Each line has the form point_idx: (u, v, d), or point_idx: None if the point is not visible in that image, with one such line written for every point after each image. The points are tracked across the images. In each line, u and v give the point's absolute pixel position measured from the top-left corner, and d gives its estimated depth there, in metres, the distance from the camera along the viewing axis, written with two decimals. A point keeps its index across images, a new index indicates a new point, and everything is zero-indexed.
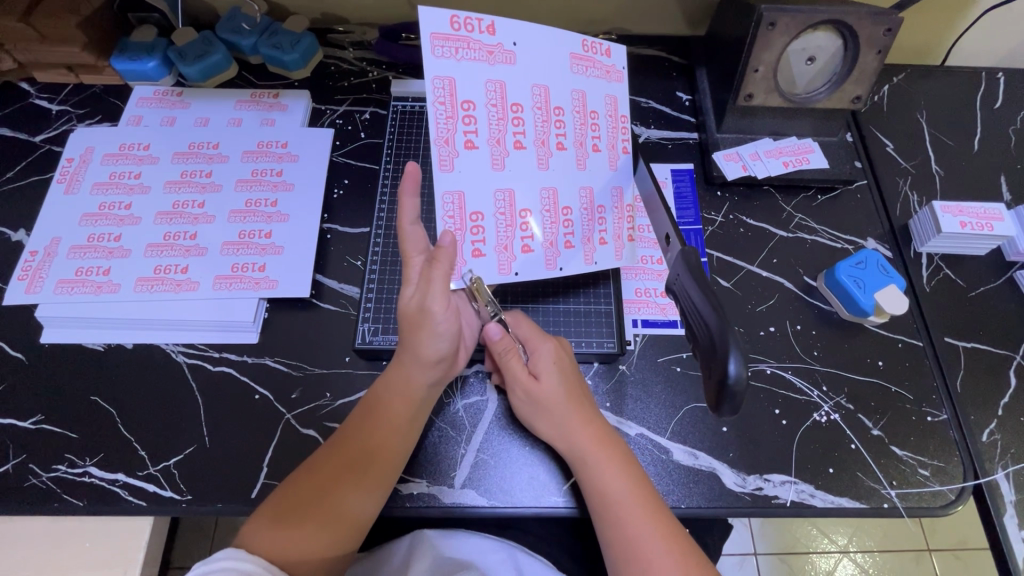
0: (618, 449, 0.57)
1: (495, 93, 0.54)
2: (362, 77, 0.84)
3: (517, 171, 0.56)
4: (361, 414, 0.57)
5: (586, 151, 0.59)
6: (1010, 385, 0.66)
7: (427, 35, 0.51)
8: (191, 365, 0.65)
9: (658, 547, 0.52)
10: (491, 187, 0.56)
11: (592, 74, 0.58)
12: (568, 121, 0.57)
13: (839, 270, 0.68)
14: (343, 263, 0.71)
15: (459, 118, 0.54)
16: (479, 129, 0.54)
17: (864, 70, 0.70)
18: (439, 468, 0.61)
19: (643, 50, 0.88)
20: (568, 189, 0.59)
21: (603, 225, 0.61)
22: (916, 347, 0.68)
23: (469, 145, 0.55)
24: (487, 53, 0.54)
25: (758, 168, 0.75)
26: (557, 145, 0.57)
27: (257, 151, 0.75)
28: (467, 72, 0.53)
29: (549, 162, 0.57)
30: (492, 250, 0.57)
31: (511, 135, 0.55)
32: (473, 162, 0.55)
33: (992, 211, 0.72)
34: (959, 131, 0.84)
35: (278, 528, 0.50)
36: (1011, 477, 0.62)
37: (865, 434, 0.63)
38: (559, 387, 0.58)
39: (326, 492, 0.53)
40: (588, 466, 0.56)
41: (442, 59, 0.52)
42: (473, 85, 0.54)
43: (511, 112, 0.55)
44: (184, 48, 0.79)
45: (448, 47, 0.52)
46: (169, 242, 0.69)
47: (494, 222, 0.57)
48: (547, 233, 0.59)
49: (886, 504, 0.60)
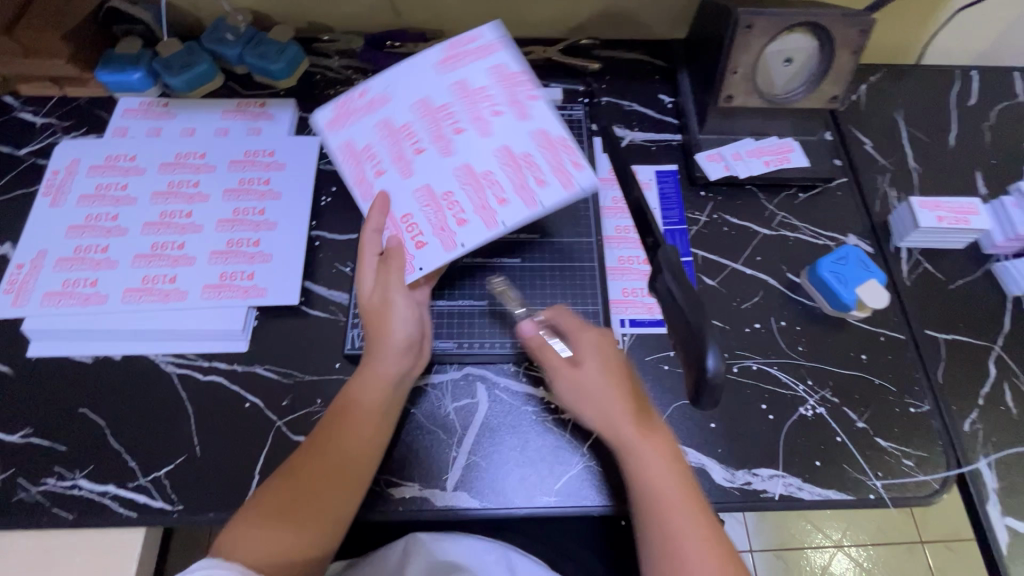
0: (664, 443, 0.56)
1: (382, 129, 0.66)
2: (348, 85, 0.85)
3: (433, 171, 0.63)
4: (334, 415, 0.57)
5: (495, 122, 0.64)
6: (990, 375, 0.68)
7: (320, 126, 0.67)
8: (180, 374, 0.65)
9: (696, 545, 0.51)
10: (423, 184, 0.63)
11: (464, 64, 0.67)
12: (466, 108, 0.65)
13: (821, 265, 0.69)
14: (331, 270, 0.71)
15: (363, 162, 0.65)
16: (380, 161, 0.64)
17: (840, 71, 0.72)
18: (431, 472, 0.61)
19: (626, 54, 0.89)
20: (490, 159, 0.63)
21: (540, 168, 0.61)
22: (898, 340, 0.69)
23: (380, 174, 0.64)
24: (365, 107, 0.67)
25: (740, 167, 0.77)
26: (457, 128, 0.64)
27: (244, 160, 0.75)
28: (357, 128, 0.66)
29: (465, 142, 0.64)
30: (465, 217, 0.60)
31: (411, 147, 0.64)
32: (390, 182, 0.63)
33: (967, 206, 0.73)
34: (935, 128, 0.86)
35: (265, 540, 0.50)
36: (994, 465, 0.63)
37: (850, 427, 0.64)
38: (602, 377, 0.58)
39: (312, 500, 0.53)
40: (634, 457, 0.55)
41: (334, 129, 0.66)
42: (363, 133, 0.66)
43: (402, 133, 0.65)
44: (169, 59, 0.79)
45: (338, 121, 0.67)
46: (157, 252, 0.69)
47: (449, 202, 0.61)
48: (478, 201, 0.61)
49: (872, 495, 0.61)
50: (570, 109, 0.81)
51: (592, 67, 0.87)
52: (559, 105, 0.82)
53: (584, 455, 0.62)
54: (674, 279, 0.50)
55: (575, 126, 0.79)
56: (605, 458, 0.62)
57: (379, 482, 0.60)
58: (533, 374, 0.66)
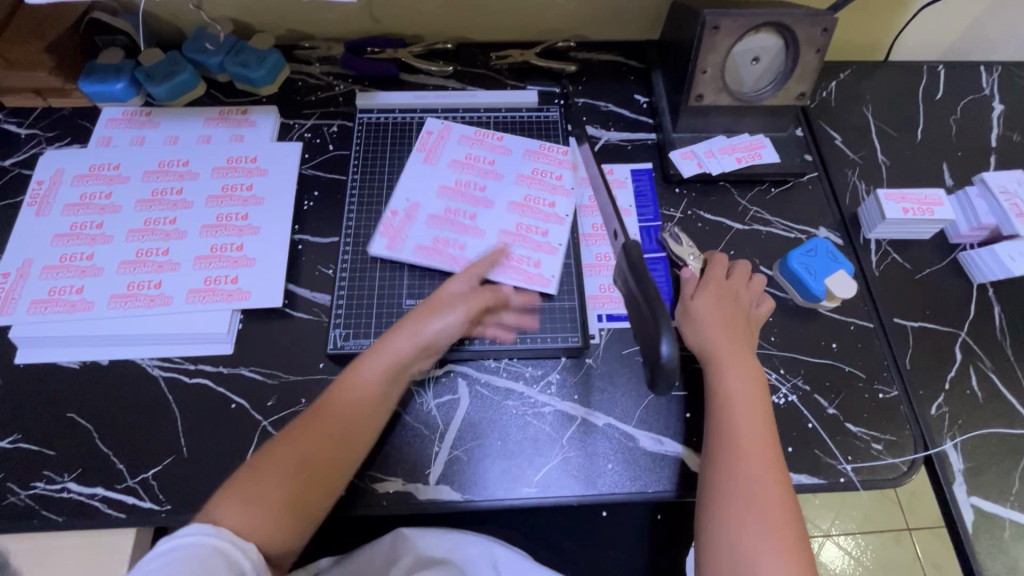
0: (749, 365, 0.62)
1: (433, 224, 0.72)
2: (329, 91, 0.86)
3: (497, 221, 0.73)
4: (339, 386, 0.59)
5: (496, 163, 0.77)
6: (956, 361, 0.70)
7: (386, 252, 0.70)
8: (167, 378, 0.66)
9: (757, 458, 0.55)
10: (509, 224, 0.73)
11: (441, 147, 0.78)
12: (472, 172, 0.76)
13: (791, 258, 0.71)
14: (314, 272, 0.73)
15: (449, 252, 0.70)
16: (460, 243, 0.71)
17: (806, 68, 0.74)
18: (414, 466, 0.62)
19: (602, 55, 0.91)
20: (522, 188, 0.75)
21: (551, 170, 0.77)
22: (867, 328, 0.71)
23: (468, 247, 0.71)
24: (403, 216, 0.73)
25: (713, 164, 0.79)
26: (483, 182, 0.75)
27: (227, 166, 0.77)
28: (414, 235, 0.72)
29: (499, 184, 0.75)
30: (546, 226, 0.73)
31: (470, 219, 0.73)
32: (483, 245, 0.71)
33: (932, 197, 0.75)
34: (903, 123, 0.88)
35: (261, 507, 0.50)
36: (960, 446, 0.65)
37: (821, 413, 0.66)
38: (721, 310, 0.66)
39: (310, 471, 0.54)
40: (719, 370, 0.62)
41: (398, 248, 0.71)
42: (423, 234, 0.72)
43: (450, 217, 0.73)
44: (151, 69, 0.81)
45: (393, 241, 0.71)
46: (142, 259, 0.70)
47: (536, 222, 0.73)
48: (541, 215, 0.74)
49: (842, 478, 0.63)
50: (546, 111, 0.83)
51: (569, 70, 0.88)
52: (536, 107, 0.83)
53: (564, 447, 0.64)
54: (632, 269, 0.51)
55: (549, 127, 0.82)
56: (583, 449, 0.64)
57: (362, 477, 0.62)
58: (513, 369, 0.68)
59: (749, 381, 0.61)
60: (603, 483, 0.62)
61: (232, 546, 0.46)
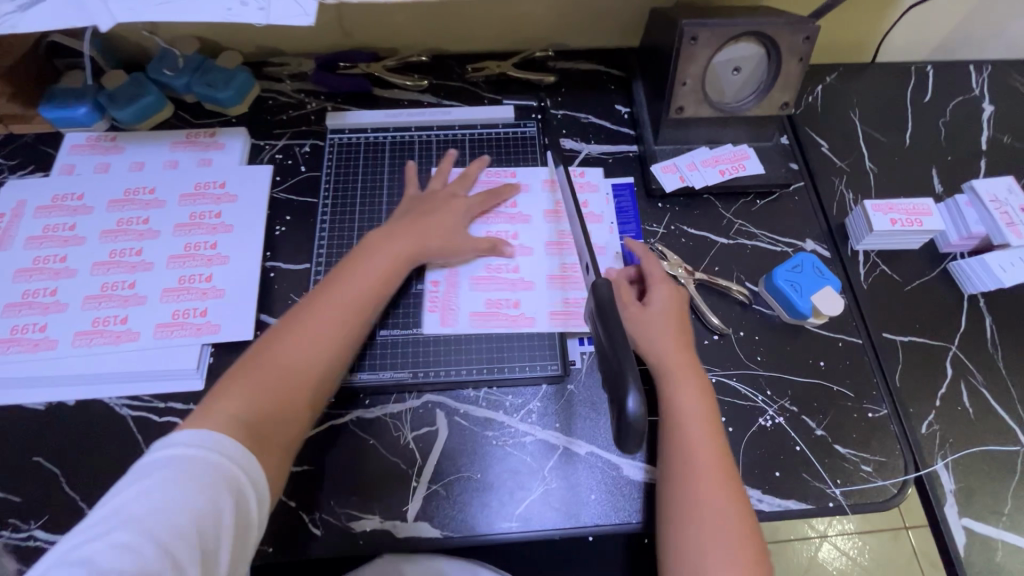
0: (697, 380, 0.61)
1: (482, 288, 0.70)
2: (300, 109, 0.84)
3: (540, 266, 0.71)
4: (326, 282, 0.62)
5: (518, 204, 0.75)
6: (947, 376, 0.68)
7: (443, 329, 0.67)
8: (136, 417, 0.64)
9: (708, 475, 0.55)
10: (552, 267, 0.71)
11: None
12: (499, 221, 0.74)
13: (776, 275, 0.69)
14: (287, 302, 0.71)
15: (506, 312, 0.68)
16: (514, 300, 0.69)
17: (789, 77, 0.72)
18: (391, 503, 0.61)
19: (582, 64, 0.89)
20: (553, 227, 0.74)
21: (575, 198, 0.76)
22: (855, 345, 0.69)
23: (518, 303, 0.69)
24: (447, 284, 0.70)
25: (696, 177, 0.77)
26: (516, 228, 0.74)
27: (195, 193, 0.75)
28: (466, 303, 0.69)
29: (530, 226, 0.74)
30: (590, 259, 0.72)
31: (516, 273, 0.71)
32: (534, 297, 0.69)
33: (921, 207, 0.73)
34: (891, 127, 0.86)
35: (253, 396, 0.53)
36: (951, 466, 0.64)
37: (809, 435, 0.65)
38: (665, 309, 0.65)
39: (302, 362, 0.56)
40: (671, 389, 0.61)
41: (453, 323, 0.68)
42: (475, 300, 0.69)
43: (497, 276, 0.71)
44: (115, 92, 0.78)
45: (444, 315, 0.68)
46: (107, 293, 0.68)
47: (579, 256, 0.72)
48: (581, 249, 0.73)
49: (831, 503, 0.62)
50: (523, 126, 0.82)
51: (548, 80, 0.86)
52: (513, 123, 0.82)
53: (545, 478, 0.62)
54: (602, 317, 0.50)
55: (527, 143, 0.80)
56: (565, 479, 0.62)
57: (338, 516, 0.60)
58: (492, 399, 0.66)
59: (701, 397, 0.60)
60: (586, 515, 0.60)
61: (229, 464, 0.47)
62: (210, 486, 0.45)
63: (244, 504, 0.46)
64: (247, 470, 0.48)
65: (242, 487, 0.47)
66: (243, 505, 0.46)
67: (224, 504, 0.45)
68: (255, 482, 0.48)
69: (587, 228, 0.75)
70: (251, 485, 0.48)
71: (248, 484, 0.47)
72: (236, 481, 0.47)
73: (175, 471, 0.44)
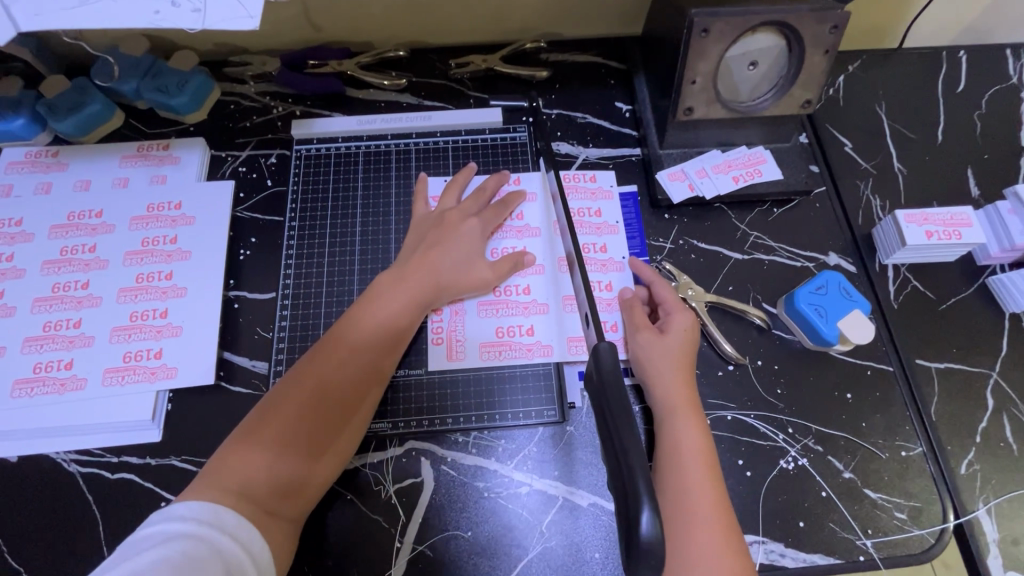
0: (702, 420, 0.55)
1: (489, 314, 0.63)
2: (266, 114, 0.75)
3: (551, 286, 0.65)
4: (335, 333, 0.56)
5: (525, 215, 0.68)
6: (988, 407, 0.61)
7: (450, 364, 0.61)
8: (85, 474, 0.57)
9: (712, 538, 0.48)
10: (565, 286, 0.65)
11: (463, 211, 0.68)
12: (508, 236, 0.67)
13: (798, 297, 0.62)
14: (253, 337, 0.63)
15: (515, 341, 0.62)
16: (524, 326, 0.63)
17: (812, 72, 0.63)
18: (369, 566, 0.55)
19: (577, 56, 0.80)
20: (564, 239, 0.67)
21: (588, 206, 0.69)
22: (886, 373, 0.62)
23: (529, 330, 0.63)
24: (453, 312, 0.63)
25: (706, 186, 0.69)
26: (523, 243, 0.67)
27: (147, 215, 0.67)
28: (474, 333, 0.63)
29: (539, 240, 0.67)
30: (606, 276, 0.66)
31: (524, 296, 0.64)
32: (544, 322, 0.63)
33: (959, 216, 0.66)
34: (921, 122, 0.77)
35: (254, 478, 0.47)
36: (994, 511, 0.57)
37: (836, 479, 0.58)
38: (683, 344, 0.58)
39: (308, 435, 0.51)
40: (672, 432, 0.54)
41: (461, 356, 0.62)
42: (482, 327, 0.63)
43: (505, 299, 0.64)
44: (55, 100, 0.69)
45: (451, 347, 0.62)
46: (50, 333, 0.61)
47: (594, 273, 0.66)
48: (596, 264, 0.66)
49: (862, 557, 0.55)
50: (513, 131, 0.74)
51: (540, 76, 0.77)
52: (502, 127, 0.74)
53: (543, 534, 0.55)
54: (604, 392, 0.43)
55: (517, 149, 0.73)
56: (566, 536, 0.55)
57: None
58: (483, 444, 0.59)
59: (701, 439, 0.53)
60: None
61: (230, 539, 0.43)
62: (212, 560, 0.40)
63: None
64: (248, 548, 0.44)
65: (243, 566, 0.42)
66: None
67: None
68: (257, 563, 0.44)
69: (603, 239, 0.68)
70: (253, 564, 0.43)
71: (250, 565, 0.43)
72: (237, 558, 0.42)
73: (172, 545, 0.40)
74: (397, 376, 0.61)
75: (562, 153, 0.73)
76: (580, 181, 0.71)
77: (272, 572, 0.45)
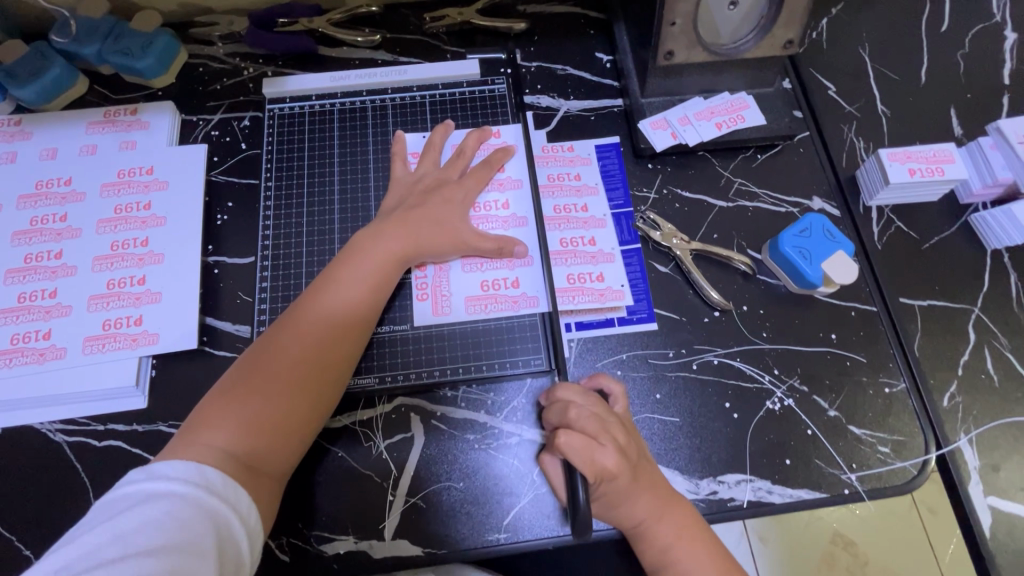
0: None
1: (474, 268, 0.63)
2: (236, 76, 0.73)
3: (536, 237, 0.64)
4: (311, 293, 0.55)
5: (507, 168, 0.67)
6: (969, 341, 0.62)
7: (436, 320, 0.61)
8: (71, 443, 0.57)
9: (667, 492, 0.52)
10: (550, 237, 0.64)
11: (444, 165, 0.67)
12: (489, 190, 0.66)
13: (783, 240, 0.62)
14: (235, 301, 0.62)
15: (501, 292, 0.62)
16: (508, 279, 0.62)
17: (793, 10, 0.61)
18: (364, 520, 0.55)
19: (555, 6, 0.77)
20: (548, 192, 0.67)
21: (569, 158, 0.69)
22: (869, 313, 0.63)
23: (514, 283, 0.62)
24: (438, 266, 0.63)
25: (689, 133, 0.68)
26: (505, 196, 0.66)
27: (118, 182, 0.65)
28: (459, 287, 0.62)
29: (521, 192, 0.66)
30: (591, 226, 0.65)
31: None
32: (530, 274, 0.63)
33: (942, 153, 0.66)
34: (904, 63, 0.76)
35: (233, 432, 0.47)
36: (974, 441, 0.59)
37: (821, 418, 0.59)
38: None
39: (286, 393, 0.50)
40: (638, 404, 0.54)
41: (448, 310, 0.61)
42: (467, 282, 0.62)
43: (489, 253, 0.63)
44: (13, 66, 0.66)
45: (437, 303, 0.61)
46: (25, 304, 0.60)
47: (579, 224, 0.65)
48: (580, 216, 0.66)
49: (846, 490, 0.57)
50: (492, 83, 0.72)
51: (518, 28, 0.75)
52: (480, 80, 0.72)
53: (535, 482, 0.56)
54: None
55: (496, 102, 0.71)
56: None
57: (308, 539, 0.54)
58: (472, 398, 0.59)
59: None
60: None
61: (217, 499, 0.42)
62: (199, 523, 0.40)
63: (232, 545, 0.42)
64: (238, 507, 0.44)
65: (231, 527, 0.42)
66: (232, 546, 0.41)
67: (213, 543, 0.40)
68: (246, 521, 0.44)
69: (585, 191, 0.67)
70: (242, 524, 0.43)
71: (238, 523, 0.43)
72: (224, 517, 0.42)
73: (157, 508, 0.40)
74: (381, 333, 0.61)
75: (541, 107, 0.72)
76: (560, 137, 0.70)
77: (261, 534, 0.45)
